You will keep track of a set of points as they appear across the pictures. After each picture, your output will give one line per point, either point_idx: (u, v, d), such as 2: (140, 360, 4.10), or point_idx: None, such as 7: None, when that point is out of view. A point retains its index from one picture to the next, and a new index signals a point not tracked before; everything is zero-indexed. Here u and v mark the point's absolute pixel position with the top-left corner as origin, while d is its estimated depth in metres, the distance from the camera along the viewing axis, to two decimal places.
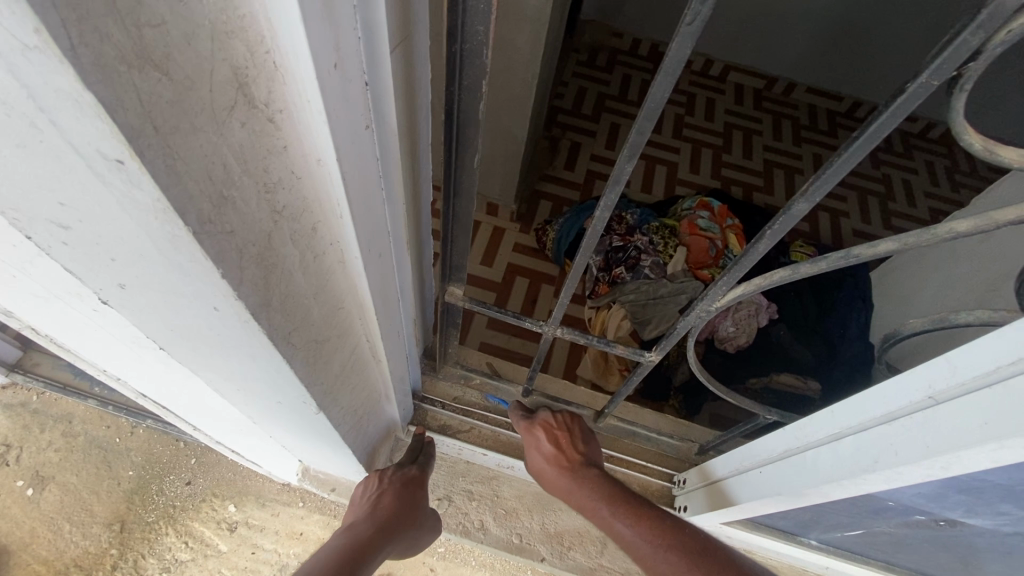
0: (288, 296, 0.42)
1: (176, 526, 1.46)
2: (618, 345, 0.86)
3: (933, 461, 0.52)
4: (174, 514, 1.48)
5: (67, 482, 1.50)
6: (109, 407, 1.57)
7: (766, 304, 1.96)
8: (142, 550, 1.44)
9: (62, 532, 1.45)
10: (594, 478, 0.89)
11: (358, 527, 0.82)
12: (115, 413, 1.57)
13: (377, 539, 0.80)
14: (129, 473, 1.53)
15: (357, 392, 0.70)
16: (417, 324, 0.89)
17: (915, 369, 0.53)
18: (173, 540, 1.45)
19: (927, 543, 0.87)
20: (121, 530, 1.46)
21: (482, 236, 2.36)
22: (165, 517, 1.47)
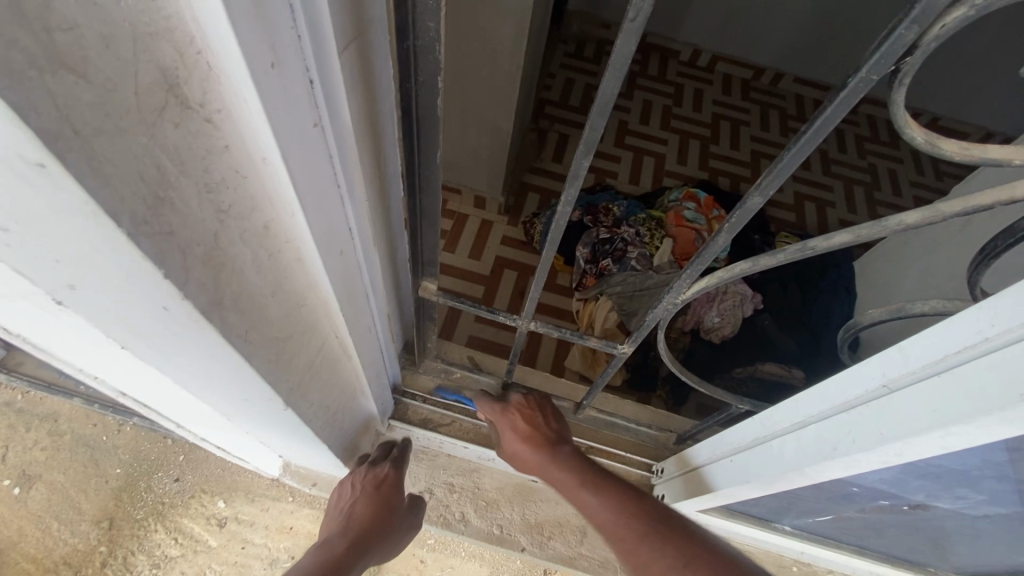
0: (241, 294, 0.42)
1: (165, 522, 1.47)
2: (592, 336, 0.87)
3: (887, 448, 0.53)
4: (162, 510, 1.48)
5: (55, 481, 1.50)
6: (95, 406, 1.56)
7: (751, 294, 1.98)
8: (132, 547, 1.44)
9: (50, 529, 1.45)
10: (568, 460, 0.92)
11: (331, 543, 0.84)
12: (102, 411, 1.57)
13: (350, 554, 0.83)
14: (117, 471, 1.52)
15: (328, 388, 0.70)
16: (393, 319, 0.90)
17: (873, 357, 0.54)
18: (163, 536, 1.45)
19: (896, 527, 0.89)
20: (109, 527, 1.46)
21: (469, 230, 2.37)
22: (154, 513, 1.48)
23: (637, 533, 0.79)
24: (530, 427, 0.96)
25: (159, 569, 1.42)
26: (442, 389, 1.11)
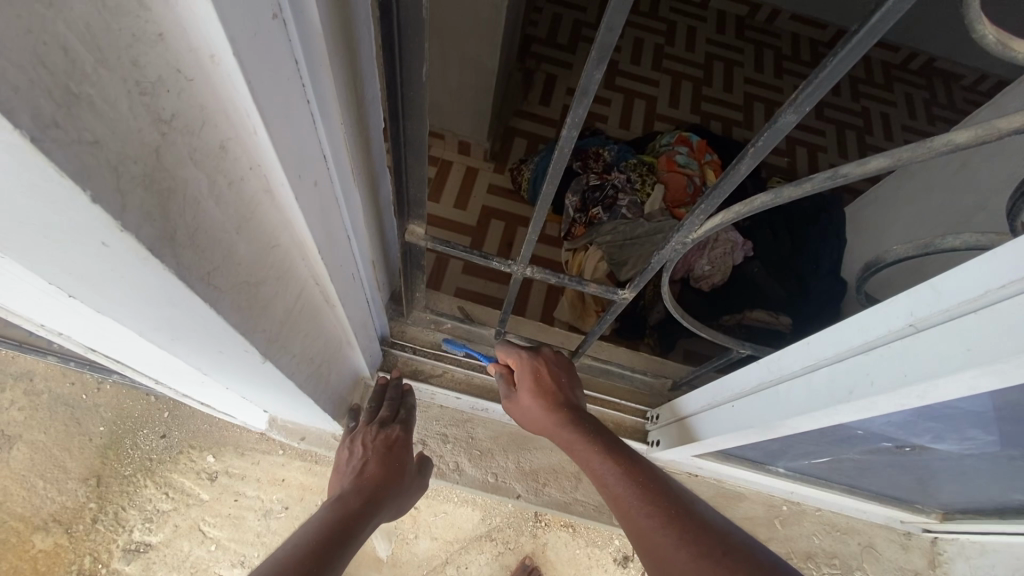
0: (199, 227, 0.36)
1: (155, 477, 1.45)
2: (591, 283, 0.82)
3: (908, 390, 0.51)
4: (151, 466, 1.45)
5: (36, 441, 1.48)
6: (70, 364, 1.50)
7: (741, 241, 1.92)
8: (122, 503, 1.43)
9: (36, 488, 1.45)
10: (588, 426, 0.85)
11: (346, 498, 0.81)
12: (77, 370, 1.52)
13: (368, 510, 0.80)
14: (100, 429, 1.51)
15: (311, 339, 0.65)
16: (378, 267, 0.84)
17: (897, 296, 0.51)
18: (153, 491, 1.43)
19: (889, 468, 0.90)
20: (97, 485, 1.45)
21: (454, 178, 2.27)
22: (143, 470, 1.45)
23: (643, 500, 0.73)
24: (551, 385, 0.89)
25: (152, 523, 1.41)
26: (450, 342, 1.02)
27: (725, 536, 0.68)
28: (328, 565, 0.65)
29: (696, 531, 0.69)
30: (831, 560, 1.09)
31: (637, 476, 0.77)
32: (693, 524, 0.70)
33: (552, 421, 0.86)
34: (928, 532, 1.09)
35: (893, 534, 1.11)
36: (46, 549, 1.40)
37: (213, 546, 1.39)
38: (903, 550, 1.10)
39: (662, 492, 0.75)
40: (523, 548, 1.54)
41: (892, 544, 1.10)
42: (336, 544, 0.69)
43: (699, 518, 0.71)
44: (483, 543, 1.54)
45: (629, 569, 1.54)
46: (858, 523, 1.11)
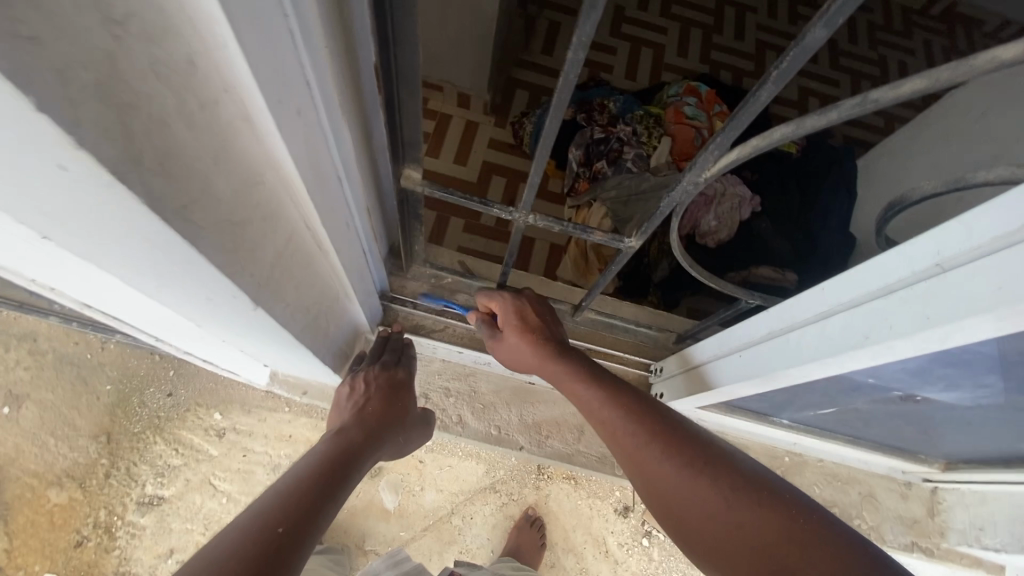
0: (168, 151, 0.33)
1: (165, 434, 1.46)
2: (596, 231, 0.79)
3: (930, 333, 0.48)
4: (160, 424, 1.47)
5: (44, 400, 1.49)
6: (72, 325, 1.50)
7: (749, 196, 1.84)
8: (133, 458, 1.45)
9: (48, 445, 1.46)
10: (574, 358, 0.83)
11: (345, 433, 0.81)
12: (80, 330, 1.52)
13: (366, 446, 0.80)
14: (108, 388, 1.52)
15: (304, 287, 0.63)
16: (375, 217, 0.80)
17: (925, 233, 0.48)
18: (163, 448, 1.46)
19: (896, 418, 0.89)
20: (108, 441, 1.47)
21: (454, 132, 2.19)
22: (152, 427, 1.47)
23: (629, 421, 0.72)
24: (536, 321, 0.87)
25: (164, 477, 1.44)
26: (425, 295, 1.01)
27: (718, 452, 0.66)
28: (316, 507, 0.65)
29: (687, 448, 0.67)
30: (830, 508, 1.10)
31: (625, 399, 0.75)
32: (679, 440, 0.68)
33: (537, 356, 0.84)
34: (928, 481, 1.10)
35: (893, 484, 1.12)
36: (61, 503, 1.43)
37: (224, 498, 1.43)
38: (903, 498, 1.11)
39: (651, 413, 0.72)
40: (527, 499, 1.58)
41: (891, 493, 1.11)
42: (325, 484, 0.69)
43: (689, 434, 0.69)
44: (488, 494, 1.58)
45: (630, 519, 1.58)
46: (859, 473, 1.12)
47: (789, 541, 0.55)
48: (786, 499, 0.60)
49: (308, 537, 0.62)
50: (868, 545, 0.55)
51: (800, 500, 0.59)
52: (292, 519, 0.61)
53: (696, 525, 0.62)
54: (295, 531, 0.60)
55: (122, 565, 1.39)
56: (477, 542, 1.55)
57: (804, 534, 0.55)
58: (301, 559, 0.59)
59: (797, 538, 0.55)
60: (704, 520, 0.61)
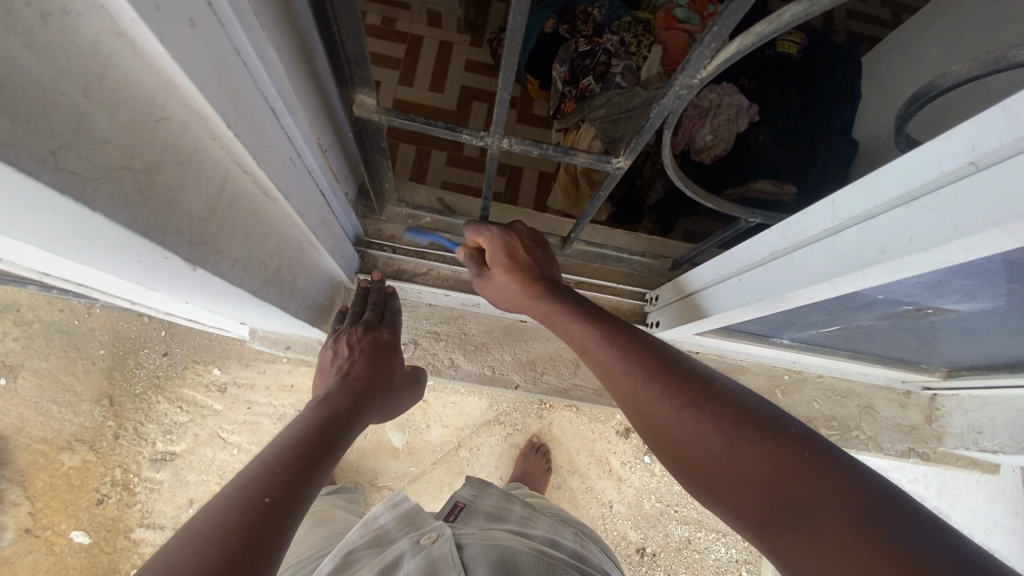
0: (7, 81, 0.26)
1: (166, 394, 1.46)
2: (579, 152, 0.70)
3: (958, 245, 0.43)
4: (160, 383, 1.47)
5: (38, 368, 1.50)
6: (54, 292, 1.40)
7: (747, 104, 1.70)
8: (139, 419, 1.46)
9: (51, 413, 1.47)
10: (565, 297, 0.79)
11: (332, 398, 0.77)
12: (64, 296, 1.43)
13: (356, 411, 0.77)
14: (101, 352, 1.52)
15: (255, 241, 0.56)
16: (333, 154, 0.72)
17: (959, 127, 0.41)
18: (167, 407, 1.46)
19: (902, 332, 0.85)
20: (111, 404, 1.47)
21: (427, 57, 2.01)
22: (153, 387, 1.47)
23: (625, 360, 0.67)
24: (527, 258, 0.82)
25: (173, 434, 1.44)
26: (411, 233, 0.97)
27: (717, 388, 0.61)
28: (306, 480, 0.62)
29: (684, 386, 0.61)
30: (829, 422, 1.10)
31: (619, 340, 0.70)
32: (678, 377, 0.63)
33: (526, 295, 0.80)
34: (927, 389, 1.10)
35: (892, 394, 1.11)
36: (75, 465, 1.44)
37: (236, 449, 1.44)
38: (901, 407, 1.12)
39: (646, 349, 0.68)
40: (530, 428, 1.62)
41: (890, 403, 1.11)
42: (313, 452, 0.66)
43: (685, 371, 0.64)
44: (492, 427, 1.62)
45: (631, 439, 1.62)
46: (858, 386, 1.11)
47: (797, 473, 0.50)
48: (794, 436, 0.54)
49: (299, 501, 0.59)
50: (882, 475, 0.50)
51: (807, 437, 0.53)
52: (280, 487, 0.58)
53: (696, 467, 0.57)
54: (283, 501, 0.57)
55: (144, 518, 1.41)
56: (486, 470, 1.59)
57: (813, 469, 0.50)
58: (293, 527, 0.56)
59: (804, 473, 0.50)
60: (705, 462, 0.56)
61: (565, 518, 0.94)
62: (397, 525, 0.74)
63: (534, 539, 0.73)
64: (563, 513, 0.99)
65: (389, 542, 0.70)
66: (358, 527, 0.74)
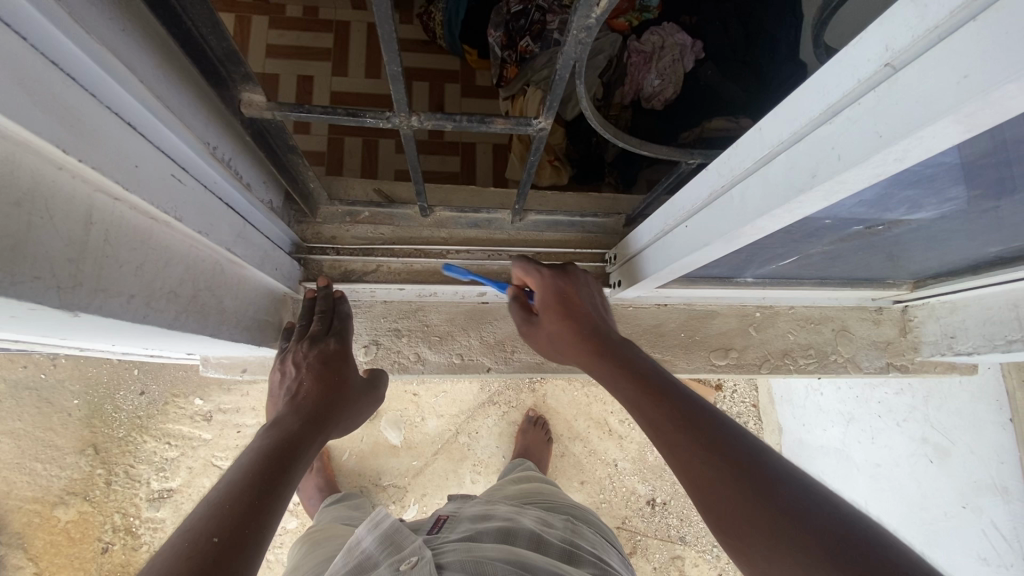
0: None
1: (152, 432, 1.55)
2: (496, 119, 0.65)
3: (883, 157, 0.39)
4: (142, 423, 1.55)
5: (15, 429, 1.54)
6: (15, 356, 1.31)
7: (691, 42, 1.63)
8: (128, 461, 1.53)
9: (36, 470, 1.52)
10: (605, 333, 0.74)
11: (284, 421, 0.73)
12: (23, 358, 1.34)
13: (310, 429, 0.73)
14: (75, 403, 1.57)
15: (151, 272, 0.52)
16: (237, 160, 0.67)
17: (873, 26, 0.37)
18: (155, 444, 1.53)
19: (862, 252, 0.83)
20: (96, 452, 1.53)
21: (357, 41, 1.85)
22: (136, 428, 1.55)
23: (636, 383, 0.63)
24: (575, 303, 0.78)
25: (166, 471, 1.52)
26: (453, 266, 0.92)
27: (717, 421, 0.56)
28: (256, 511, 0.56)
29: (681, 414, 0.57)
30: (806, 351, 1.09)
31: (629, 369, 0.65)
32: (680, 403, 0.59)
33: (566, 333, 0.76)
34: (898, 303, 1.09)
35: (865, 313, 1.11)
36: (72, 519, 1.50)
37: None
38: (875, 325, 1.12)
39: (648, 374, 0.64)
40: (525, 403, 1.74)
41: (863, 322, 1.11)
42: (265, 483, 0.60)
43: (682, 397, 0.60)
44: (488, 408, 1.74)
45: None
46: (831, 311, 1.10)
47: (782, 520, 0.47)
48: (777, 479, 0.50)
49: (258, 535, 0.54)
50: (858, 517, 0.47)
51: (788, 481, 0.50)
52: (231, 522, 0.53)
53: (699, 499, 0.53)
54: (235, 534, 0.53)
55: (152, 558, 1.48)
56: (487, 452, 1.70)
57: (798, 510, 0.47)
58: (249, 560, 0.52)
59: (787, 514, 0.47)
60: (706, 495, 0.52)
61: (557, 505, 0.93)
62: (378, 547, 0.72)
63: (519, 540, 0.72)
64: (559, 501, 0.98)
65: (372, 566, 0.69)
66: (342, 555, 0.73)
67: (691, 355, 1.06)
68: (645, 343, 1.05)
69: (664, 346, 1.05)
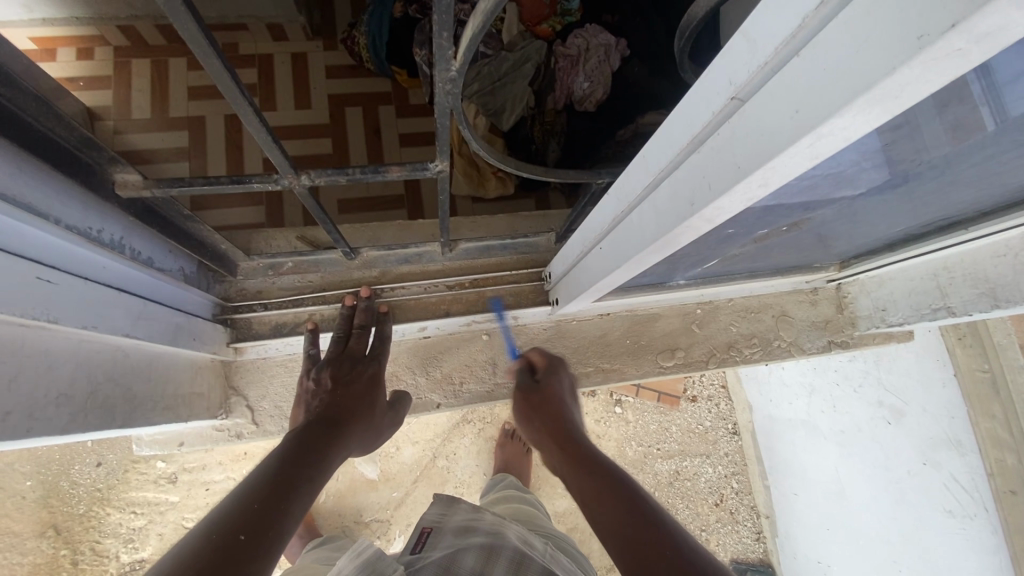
0: None
1: (115, 503, 1.50)
2: (392, 166, 0.65)
3: (748, 185, 0.40)
4: (103, 495, 1.50)
5: None
6: None
7: (615, 41, 1.61)
8: (93, 537, 1.49)
9: None
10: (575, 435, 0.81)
11: (310, 426, 0.71)
12: None
13: (331, 436, 0.71)
14: (28, 483, 1.48)
15: (33, 379, 0.49)
16: (131, 237, 0.64)
17: (716, 60, 0.38)
18: (120, 515, 1.50)
19: (780, 245, 0.86)
20: (58, 533, 1.48)
21: (281, 75, 1.80)
22: (97, 501, 1.50)
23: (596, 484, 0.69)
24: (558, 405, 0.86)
25: (134, 541, 1.50)
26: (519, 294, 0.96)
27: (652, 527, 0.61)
28: (280, 514, 0.53)
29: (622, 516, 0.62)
30: (750, 341, 1.11)
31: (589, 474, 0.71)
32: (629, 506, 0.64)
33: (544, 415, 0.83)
34: (832, 282, 1.13)
35: (803, 296, 1.14)
36: None
37: None
38: (813, 305, 1.15)
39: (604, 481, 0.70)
40: (500, 417, 1.71)
41: (801, 305, 1.14)
42: (287, 487, 0.57)
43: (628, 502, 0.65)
44: (462, 428, 1.71)
45: None
46: (769, 298, 1.13)
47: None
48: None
49: (279, 537, 0.51)
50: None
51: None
52: (255, 522, 0.50)
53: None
54: (257, 534, 0.50)
55: None
56: (466, 473, 1.68)
57: None
58: (267, 567, 0.48)
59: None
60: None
61: (541, 535, 0.84)
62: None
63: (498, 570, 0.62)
64: (538, 524, 0.94)
65: None
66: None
67: (639, 360, 1.07)
68: (592, 356, 1.06)
69: (611, 356, 1.06)
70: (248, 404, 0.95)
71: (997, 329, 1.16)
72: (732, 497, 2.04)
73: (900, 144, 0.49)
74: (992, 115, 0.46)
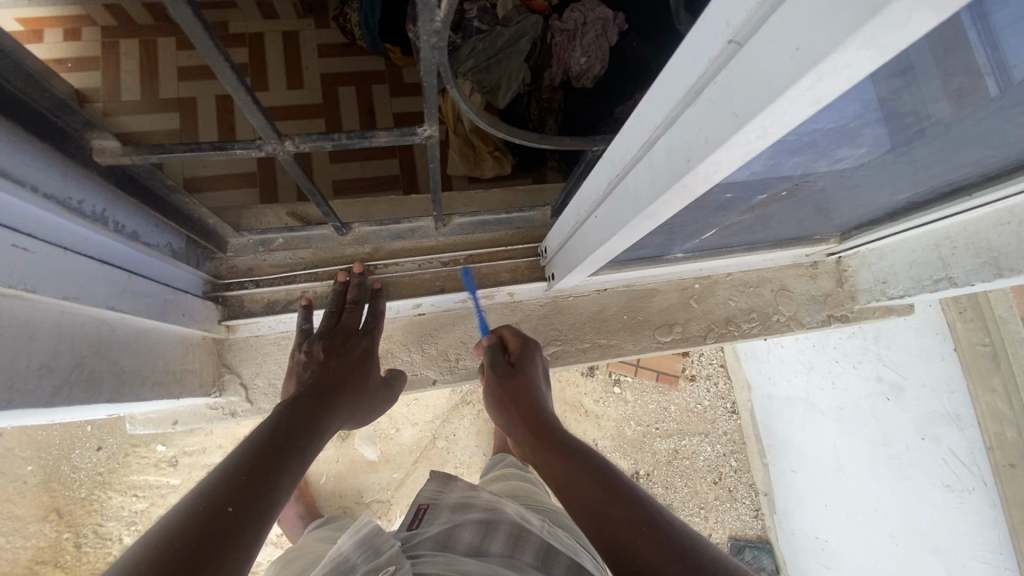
0: None
1: (115, 487, 1.51)
2: (379, 132, 0.63)
3: (745, 136, 0.38)
4: (103, 479, 1.50)
5: None
6: None
7: (612, 15, 1.55)
8: (95, 520, 1.49)
9: None
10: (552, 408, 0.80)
11: (300, 400, 0.70)
12: None
13: (322, 410, 0.70)
14: (28, 468, 1.48)
15: (13, 353, 0.48)
16: (113, 208, 0.62)
17: (712, 2, 0.36)
18: (121, 499, 1.51)
19: (779, 215, 0.84)
20: (60, 516, 1.48)
21: (272, 53, 1.76)
22: (98, 485, 1.50)
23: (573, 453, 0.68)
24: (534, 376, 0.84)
25: (136, 524, 1.51)
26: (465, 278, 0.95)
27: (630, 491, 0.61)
28: (269, 486, 0.53)
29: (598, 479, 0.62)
30: (749, 315, 1.10)
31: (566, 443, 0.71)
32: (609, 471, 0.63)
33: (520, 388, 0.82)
34: (832, 256, 1.11)
35: (802, 269, 1.12)
36: None
37: None
38: (813, 280, 1.13)
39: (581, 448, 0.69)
40: None
41: (801, 279, 1.13)
42: (276, 460, 0.56)
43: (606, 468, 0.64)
44: (462, 408, 1.71)
45: None
46: (769, 272, 1.11)
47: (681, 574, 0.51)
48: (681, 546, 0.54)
49: (268, 509, 0.50)
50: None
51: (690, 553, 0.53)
52: (246, 494, 0.50)
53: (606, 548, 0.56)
54: (247, 506, 0.49)
55: None
56: (466, 453, 1.68)
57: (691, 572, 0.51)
58: (258, 538, 0.47)
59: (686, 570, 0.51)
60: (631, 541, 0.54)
61: (540, 507, 0.84)
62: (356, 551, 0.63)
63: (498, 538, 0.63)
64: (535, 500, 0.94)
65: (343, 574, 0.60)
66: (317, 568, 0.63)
67: (637, 335, 1.06)
68: (589, 331, 1.05)
69: (608, 332, 1.05)
70: (242, 382, 0.94)
71: (999, 302, 1.16)
72: (730, 474, 2.05)
73: (904, 97, 0.47)
74: (998, 67, 0.44)
